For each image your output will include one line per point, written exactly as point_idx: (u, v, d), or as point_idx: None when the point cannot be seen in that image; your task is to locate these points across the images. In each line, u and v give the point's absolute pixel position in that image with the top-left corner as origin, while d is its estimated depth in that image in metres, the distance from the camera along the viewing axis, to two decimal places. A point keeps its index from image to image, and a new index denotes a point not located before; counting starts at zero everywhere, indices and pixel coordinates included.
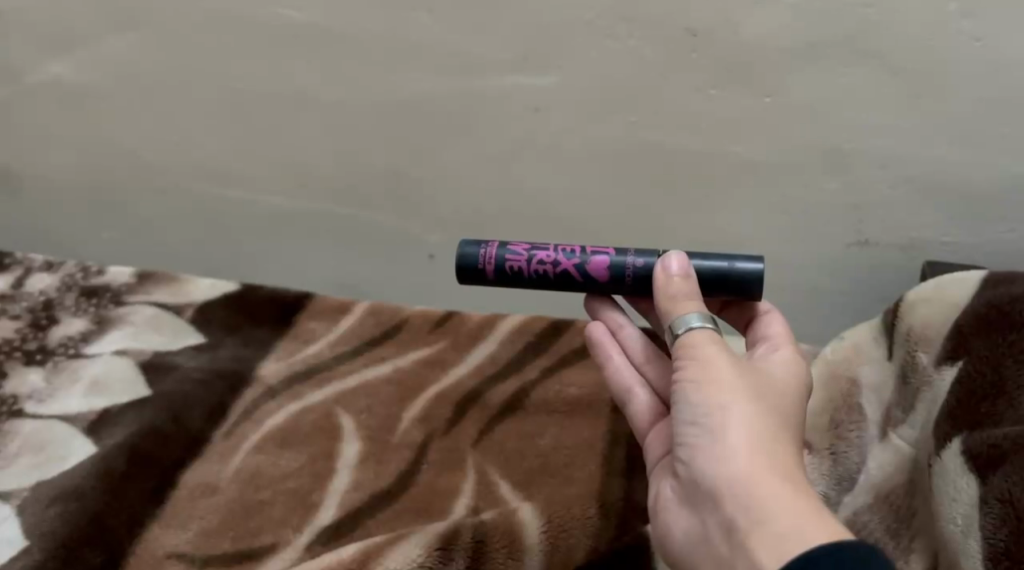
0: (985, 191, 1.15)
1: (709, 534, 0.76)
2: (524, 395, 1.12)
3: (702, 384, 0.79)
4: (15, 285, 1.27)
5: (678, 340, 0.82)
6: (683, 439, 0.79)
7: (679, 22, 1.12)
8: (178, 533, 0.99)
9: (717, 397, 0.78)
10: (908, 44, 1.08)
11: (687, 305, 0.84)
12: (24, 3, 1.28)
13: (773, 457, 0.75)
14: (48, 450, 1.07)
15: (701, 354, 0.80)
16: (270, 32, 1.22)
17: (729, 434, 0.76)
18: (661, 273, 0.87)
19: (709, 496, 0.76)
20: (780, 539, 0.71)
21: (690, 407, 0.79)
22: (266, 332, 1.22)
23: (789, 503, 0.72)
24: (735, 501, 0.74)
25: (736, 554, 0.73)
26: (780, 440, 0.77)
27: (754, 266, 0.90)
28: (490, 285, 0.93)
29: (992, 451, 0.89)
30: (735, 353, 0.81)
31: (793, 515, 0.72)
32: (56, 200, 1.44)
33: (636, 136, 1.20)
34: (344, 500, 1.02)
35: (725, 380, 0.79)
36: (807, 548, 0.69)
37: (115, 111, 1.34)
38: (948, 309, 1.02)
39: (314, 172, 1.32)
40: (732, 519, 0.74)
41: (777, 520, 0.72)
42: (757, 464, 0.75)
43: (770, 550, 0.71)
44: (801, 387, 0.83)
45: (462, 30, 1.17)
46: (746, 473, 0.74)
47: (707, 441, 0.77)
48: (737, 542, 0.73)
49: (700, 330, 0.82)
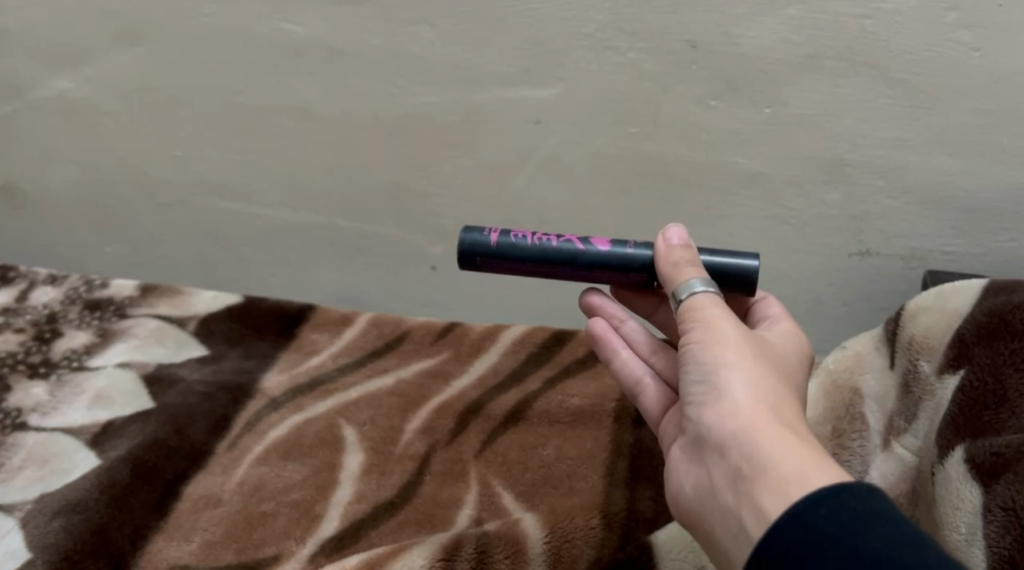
0: (986, 201, 1.15)
1: (712, 487, 0.77)
2: (527, 405, 1.12)
3: (709, 342, 0.81)
4: (19, 299, 1.28)
5: (682, 305, 0.85)
6: (689, 396, 0.81)
7: (678, 35, 1.12)
8: (181, 545, 0.99)
9: (723, 354, 0.80)
10: (908, 56, 1.09)
11: (690, 272, 0.87)
12: (27, 20, 1.29)
13: (778, 412, 0.77)
14: (51, 463, 1.08)
15: (708, 317, 0.82)
16: (274, 46, 1.23)
17: (735, 389, 0.78)
18: (663, 245, 0.90)
19: (716, 448, 0.77)
20: (784, 482, 0.72)
21: (697, 365, 0.81)
22: (269, 344, 1.22)
23: (791, 451, 0.74)
24: (740, 451, 0.75)
25: (742, 503, 0.74)
26: (784, 399, 0.78)
27: (750, 262, 0.90)
28: (491, 256, 0.93)
29: (995, 459, 0.89)
30: (740, 318, 0.84)
31: (797, 461, 0.73)
32: (60, 215, 1.45)
33: (636, 148, 1.20)
34: (347, 511, 1.02)
35: (731, 340, 0.81)
36: (811, 490, 0.71)
37: (118, 126, 1.35)
38: (949, 318, 1.02)
39: (317, 185, 1.33)
40: (737, 469, 0.75)
41: (781, 465, 0.73)
42: (762, 416, 0.76)
43: (773, 494, 0.72)
44: (800, 358, 0.86)
45: (465, 44, 1.18)
46: (752, 424, 0.76)
47: (712, 397, 0.79)
48: (742, 490, 0.74)
49: (702, 294, 0.84)
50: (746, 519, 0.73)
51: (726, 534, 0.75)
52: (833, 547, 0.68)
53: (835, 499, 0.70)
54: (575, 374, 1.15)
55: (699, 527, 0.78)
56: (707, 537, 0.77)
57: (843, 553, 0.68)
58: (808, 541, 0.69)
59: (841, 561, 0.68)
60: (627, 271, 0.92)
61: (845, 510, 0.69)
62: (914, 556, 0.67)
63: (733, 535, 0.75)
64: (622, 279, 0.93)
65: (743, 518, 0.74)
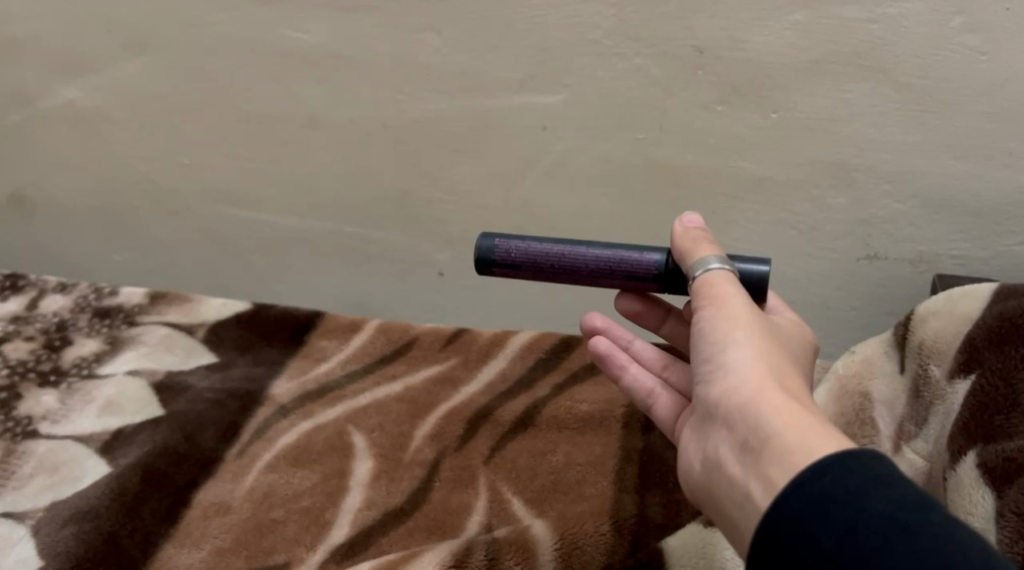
0: (994, 205, 1.15)
1: (721, 461, 0.77)
2: (536, 411, 1.12)
3: (718, 318, 0.82)
4: (28, 308, 1.28)
5: (696, 281, 0.86)
6: (698, 373, 0.81)
7: (685, 40, 1.12)
8: (191, 552, 0.99)
9: (731, 331, 0.81)
10: (913, 60, 1.09)
11: (705, 249, 0.88)
12: (36, 29, 1.29)
13: (784, 387, 0.77)
14: (61, 471, 1.08)
15: (718, 296, 0.83)
16: (281, 53, 1.23)
17: (742, 364, 0.79)
18: (679, 225, 0.91)
19: (723, 422, 0.78)
20: (789, 451, 0.72)
21: (706, 342, 0.81)
22: (277, 351, 1.22)
23: (794, 422, 0.74)
24: (747, 422, 0.75)
25: (749, 474, 0.74)
26: (790, 376, 0.78)
27: (760, 268, 0.89)
28: (507, 240, 0.94)
29: (1007, 464, 0.89)
30: (751, 298, 0.84)
31: (800, 431, 0.73)
32: (68, 223, 1.45)
33: (644, 153, 1.21)
34: (357, 518, 1.02)
35: (740, 318, 0.81)
36: (814, 458, 0.71)
37: (126, 134, 1.35)
38: (960, 321, 1.01)
39: (325, 192, 1.33)
40: (744, 441, 0.75)
41: (785, 436, 0.73)
42: (768, 389, 0.76)
43: (777, 464, 0.72)
44: (806, 346, 0.87)
45: (471, 51, 1.18)
46: (759, 396, 0.76)
47: (719, 372, 0.79)
48: (749, 461, 0.74)
49: (716, 270, 0.85)
50: (753, 490, 0.73)
51: (733, 504, 0.75)
52: (838, 513, 0.67)
53: (839, 466, 0.69)
54: (584, 380, 1.15)
55: (708, 501, 0.78)
56: (716, 509, 0.77)
57: (846, 518, 0.67)
58: (814, 507, 0.68)
59: (846, 525, 0.67)
60: (640, 252, 0.92)
61: (848, 476, 0.69)
62: (920, 517, 0.66)
63: (740, 506, 0.74)
64: (636, 261, 0.91)
65: (750, 488, 0.74)
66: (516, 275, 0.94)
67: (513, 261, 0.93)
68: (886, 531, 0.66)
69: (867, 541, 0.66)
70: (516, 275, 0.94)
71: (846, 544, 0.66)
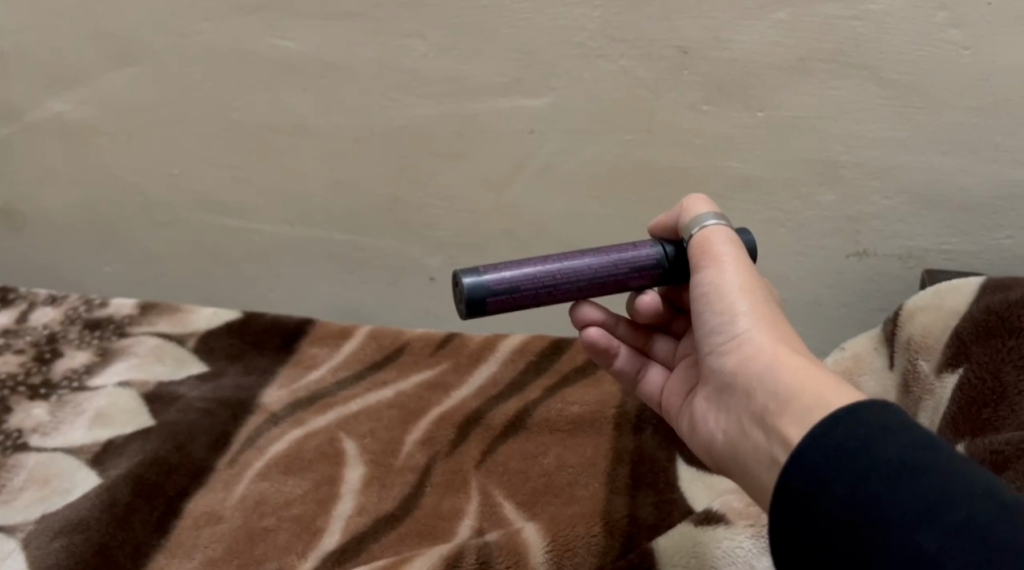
0: (980, 199, 1.16)
1: (745, 430, 0.79)
2: (526, 414, 1.12)
3: (721, 285, 0.84)
4: (19, 320, 1.29)
5: (695, 238, 0.88)
6: (710, 344, 0.84)
7: (670, 42, 1.13)
8: (183, 562, 0.99)
9: (736, 299, 0.83)
10: (896, 57, 1.09)
11: (700, 208, 0.90)
12: (23, 44, 1.30)
13: (796, 350, 0.79)
14: (52, 484, 1.08)
15: (718, 261, 0.86)
16: (269, 62, 1.24)
17: (752, 332, 0.81)
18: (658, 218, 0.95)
19: (743, 390, 0.80)
20: (807, 408, 0.74)
21: (713, 311, 0.84)
22: (268, 359, 1.22)
23: (807, 381, 0.76)
24: (765, 389, 0.78)
25: (770, 437, 0.76)
26: (797, 340, 0.81)
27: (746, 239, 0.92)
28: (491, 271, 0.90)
29: (995, 457, 0.88)
30: (749, 260, 0.87)
31: (815, 389, 0.75)
32: (58, 235, 1.45)
33: (631, 154, 1.21)
34: (349, 525, 1.02)
35: (741, 282, 0.84)
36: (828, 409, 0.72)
37: (114, 145, 1.36)
38: (947, 316, 1.01)
39: (314, 200, 1.33)
40: (763, 406, 0.77)
41: (802, 394, 0.75)
42: (782, 354, 0.79)
43: (796, 421, 0.74)
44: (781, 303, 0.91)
45: (456, 55, 1.19)
46: (773, 362, 0.78)
47: (733, 343, 0.82)
48: (768, 424, 0.76)
49: (713, 227, 0.88)
50: (774, 450, 0.75)
51: (758, 467, 0.77)
52: (850, 461, 0.69)
53: (850, 417, 0.71)
54: (574, 383, 1.15)
55: (734, 470, 0.80)
56: (742, 475, 0.79)
57: (860, 465, 0.68)
58: (827, 457, 0.70)
59: (858, 473, 0.68)
60: (636, 244, 0.93)
61: (859, 425, 0.70)
62: (928, 459, 0.68)
63: (765, 468, 0.76)
64: (637, 251, 0.92)
65: (771, 450, 0.75)
66: (515, 300, 0.90)
67: (513, 284, 0.89)
68: (896, 476, 0.67)
69: (878, 487, 0.67)
70: (516, 300, 0.90)
71: (859, 490, 0.68)
